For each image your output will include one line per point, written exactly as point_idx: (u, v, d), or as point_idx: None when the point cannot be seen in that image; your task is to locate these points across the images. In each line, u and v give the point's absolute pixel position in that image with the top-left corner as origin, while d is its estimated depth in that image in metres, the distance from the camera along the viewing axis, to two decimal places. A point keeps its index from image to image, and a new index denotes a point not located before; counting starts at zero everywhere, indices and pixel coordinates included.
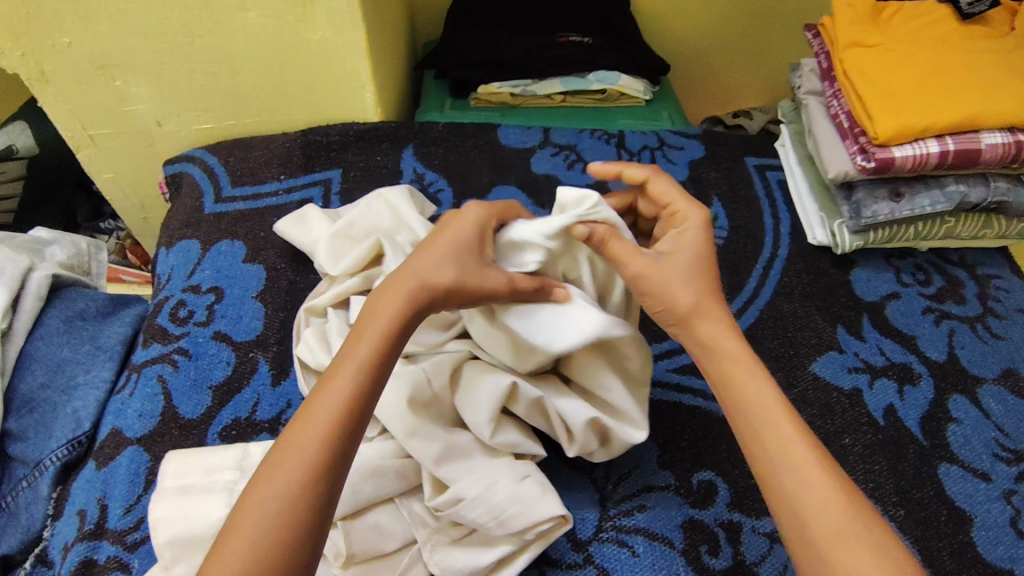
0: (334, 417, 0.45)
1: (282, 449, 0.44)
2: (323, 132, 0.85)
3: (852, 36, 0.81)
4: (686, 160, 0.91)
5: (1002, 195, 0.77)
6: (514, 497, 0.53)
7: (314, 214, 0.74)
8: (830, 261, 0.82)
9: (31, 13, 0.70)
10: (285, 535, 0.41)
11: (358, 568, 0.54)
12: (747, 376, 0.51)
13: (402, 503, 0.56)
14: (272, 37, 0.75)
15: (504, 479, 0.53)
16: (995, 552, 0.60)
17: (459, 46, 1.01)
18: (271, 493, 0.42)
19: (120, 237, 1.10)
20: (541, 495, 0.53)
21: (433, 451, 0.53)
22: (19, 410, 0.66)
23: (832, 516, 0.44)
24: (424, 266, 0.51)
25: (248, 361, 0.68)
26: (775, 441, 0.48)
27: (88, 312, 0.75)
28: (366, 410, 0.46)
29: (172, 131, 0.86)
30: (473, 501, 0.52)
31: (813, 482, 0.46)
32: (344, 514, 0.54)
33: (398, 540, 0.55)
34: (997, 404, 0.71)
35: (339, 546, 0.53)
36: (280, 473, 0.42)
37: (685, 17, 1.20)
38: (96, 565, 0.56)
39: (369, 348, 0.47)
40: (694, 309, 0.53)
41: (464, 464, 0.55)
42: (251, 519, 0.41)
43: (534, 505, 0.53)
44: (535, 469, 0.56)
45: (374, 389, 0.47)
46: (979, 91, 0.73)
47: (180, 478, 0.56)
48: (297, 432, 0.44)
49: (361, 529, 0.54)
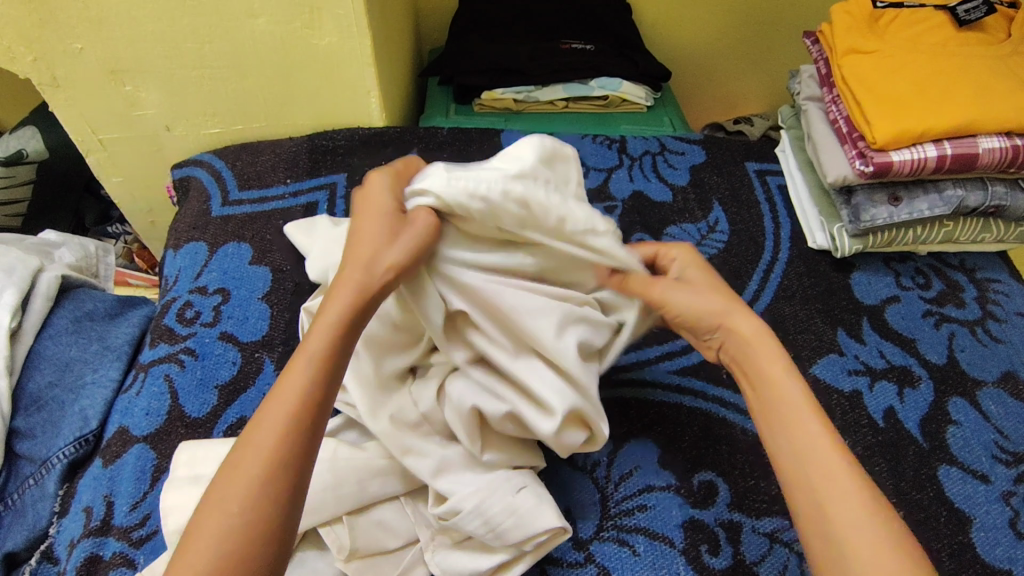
0: (287, 417, 0.44)
1: (240, 448, 0.44)
2: (329, 137, 0.87)
3: (850, 43, 0.83)
4: (688, 165, 0.92)
5: (1000, 200, 0.78)
6: (510, 508, 0.52)
7: (323, 222, 0.75)
8: (830, 265, 0.83)
9: (43, 19, 0.72)
10: (247, 532, 0.40)
11: (362, 564, 0.54)
12: (777, 372, 0.51)
13: (407, 502, 0.57)
14: (279, 43, 0.77)
15: (502, 490, 0.53)
16: (994, 553, 0.60)
17: (462, 52, 1.03)
18: (231, 493, 0.41)
19: (126, 241, 1.12)
20: (538, 505, 0.53)
21: (430, 464, 0.54)
22: (26, 409, 0.67)
23: (857, 520, 0.43)
24: (365, 253, 0.50)
25: (254, 361, 0.69)
26: (802, 441, 0.47)
27: (96, 313, 0.76)
28: (321, 404, 0.46)
29: (180, 136, 0.87)
30: (469, 515, 0.52)
31: (837, 479, 0.45)
32: (349, 510, 0.55)
33: (402, 537, 0.56)
34: (997, 407, 0.71)
35: (343, 540, 0.54)
36: (240, 471, 0.42)
37: (687, 25, 1.21)
38: (102, 561, 0.56)
39: (319, 344, 0.47)
40: (729, 308, 0.55)
41: (460, 477, 0.54)
42: (213, 525, 0.40)
43: (529, 516, 0.52)
44: (532, 480, 0.56)
45: (326, 381, 0.46)
46: (976, 96, 0.74)
47: (189, 471, 0.57)
48: (252, 435, 0.44)
49: (366, 525, 0.55)
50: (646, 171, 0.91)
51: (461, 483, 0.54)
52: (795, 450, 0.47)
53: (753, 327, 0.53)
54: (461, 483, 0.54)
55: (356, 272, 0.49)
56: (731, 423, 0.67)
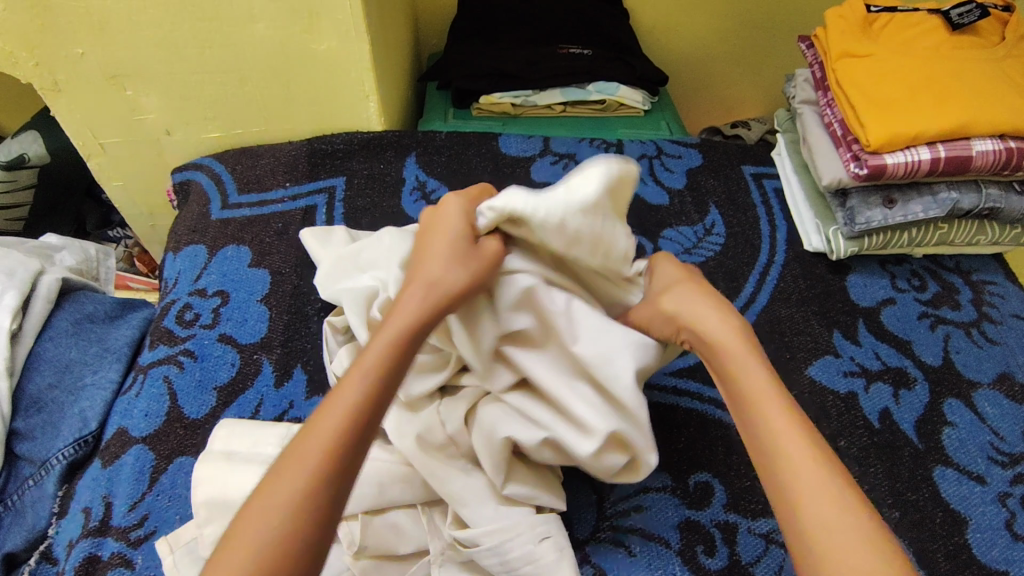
0: (339, 428, 0.44)
1: (286, 458, 0.44)
2: (328, 141, 0.88)
3: (844, 47, 0.83)
4: (684, 168, 0.92)
5: (994, 202, 0.79)
6: (528, 557, 0.52)
7: (340, 233, 0.75)
8: (826, 268, 0.83)
9: (46, 24, 0.72)
10: (289, 541, 0.40)
11: (371, 563, 0.54)
12: (743, 366, 0.52)
13: (424, 510, 0.57)
14: (279, 48, 0.77)
15: (524, 536, 0.53)
16: (990, 555, 0.61)
17: (460, 57, 1.03)
18: (273, 501, 0.41)
19: (127, 245, 1.13)
20: (557, 561, 0.52)
21: (455, 490, 0.54)
22: (26, 410, 0.68)
23: (824, 515, 0.43)
24: (431, 266, 0.52)
25: (253, 362, 0.70)
26: (773, 437, 0.48)
27: (96, 315, 0.77)
28: (372, 419, 0.46)
29: (180, 140, 0.88)
30: (485, 551, 0.52)
31: (805, 474, 0.45)
32: (366, 509, 0.55)
33: (414, 544, 0.55)
34: (992, 408, 0.71)
35: (355, 536, 0.54)
36: (283, 481, 0.42)
37: (685, 30, 1.22)
38: (101, 561, 0.56)
39: (377, 356, 0.48)
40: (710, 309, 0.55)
41: (484, 510, 0.54)
42: (252, 534, 0.40)
43: (547, 570, 0.52)
44: (557, 528, 0.55)
45: (380, 398, 0.47)
46: (969, 100, 0.75)
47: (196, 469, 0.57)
48: (302, 440, 0.44)
49: (379, 526, 0.55)
50: (643, 174, 0.91)
51: (482, 516, 0.53)
52: (763, 444, 0.48)
53: (720, 321, 0.55)
54: (482, 518, 0.53)
55: (416, 287, 0.51)
56: (727, 424, 0.68)
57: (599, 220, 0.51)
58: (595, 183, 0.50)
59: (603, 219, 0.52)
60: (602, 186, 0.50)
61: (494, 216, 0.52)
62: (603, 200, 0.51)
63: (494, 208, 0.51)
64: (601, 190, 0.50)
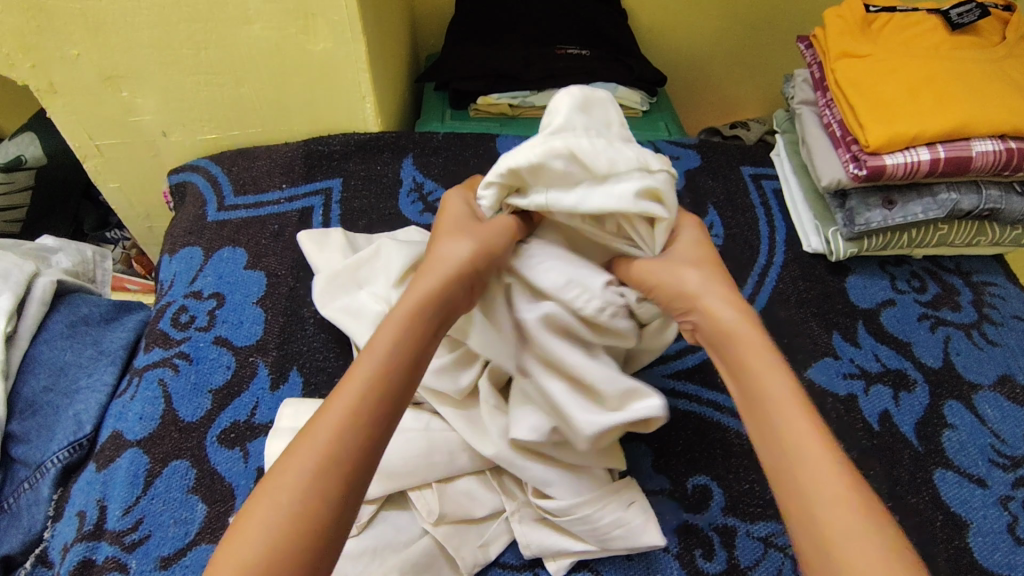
0: (354, 410, 0.43)
1: (297, 443, 0.42)
2: (324, 142, 0.87)
3: (842, 47, 0.83)
4: (683, 169, 0.92)
5: (994, 203, 0.78)
6: (618, 522, 0.55)
7: (338, 236, 0.74)
8: (825, 269, 0.83)
9: (41, 25, 0.72)
10: (297, 524, 0.38)
11: (450, 528, 0.57)
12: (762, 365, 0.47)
13: (493, 473, 0.59)
14: (275, 48, 0.77)
15: (613, 504, 0.56)
16: (992, 559, 0.60)
17: (457, 57, 1.03)
18: (285, 483, 0.40)
19: (125, 247, 1.13)
20: (644, 523, 0.56)
21: (534, 478, 0.55)
22: (21, 413, 0.67)
23: (847, 522, 0.39)
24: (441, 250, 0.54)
25: (248, 365, 0.69)
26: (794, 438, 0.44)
27: (91, 318, 0.76)
28: (384, 405, 0.44)
29: (176, 141, 0.87)
30: (577, 519, 0.55)
31: (823, 476, 0.41)
32: (439, 478, 0.58)
33: (487, 507, 0.58)
34: (993, 411, 0.71)
35: (432, 505, 0.56)
36: (295, 460, 0.41)
37: (684, 30, 1.21)
38: (95, 565, 0.56)
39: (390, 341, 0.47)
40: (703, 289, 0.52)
41: (575, 488, 0.56)
42: (264, 513, 0.38)
43: (635, 532, 0.55)
44: (639, 493, 0.58)
45: (396, 384, 0.46)
46: (967, 100, 0.74)
47: (294, 421, 0.61)
48: (319, 420, 0.43)
49: (454, 493, 0.57)
50: None
51: (567, 490, 0.55)
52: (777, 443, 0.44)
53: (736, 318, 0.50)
54: (567, 492, 0.55)
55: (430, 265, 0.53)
56: (725, 427, 0.67)
57: (573, 133, 0.52)
58: (558, 111, 0.53)
59: (587, 130, 0.53)
60: (566, 106, 0.53)
61: (493, 189, 0.56)
62: (575, 120, 0.53)
63: (490, 180, 0.56)
64: (566, 109, 0.53)
